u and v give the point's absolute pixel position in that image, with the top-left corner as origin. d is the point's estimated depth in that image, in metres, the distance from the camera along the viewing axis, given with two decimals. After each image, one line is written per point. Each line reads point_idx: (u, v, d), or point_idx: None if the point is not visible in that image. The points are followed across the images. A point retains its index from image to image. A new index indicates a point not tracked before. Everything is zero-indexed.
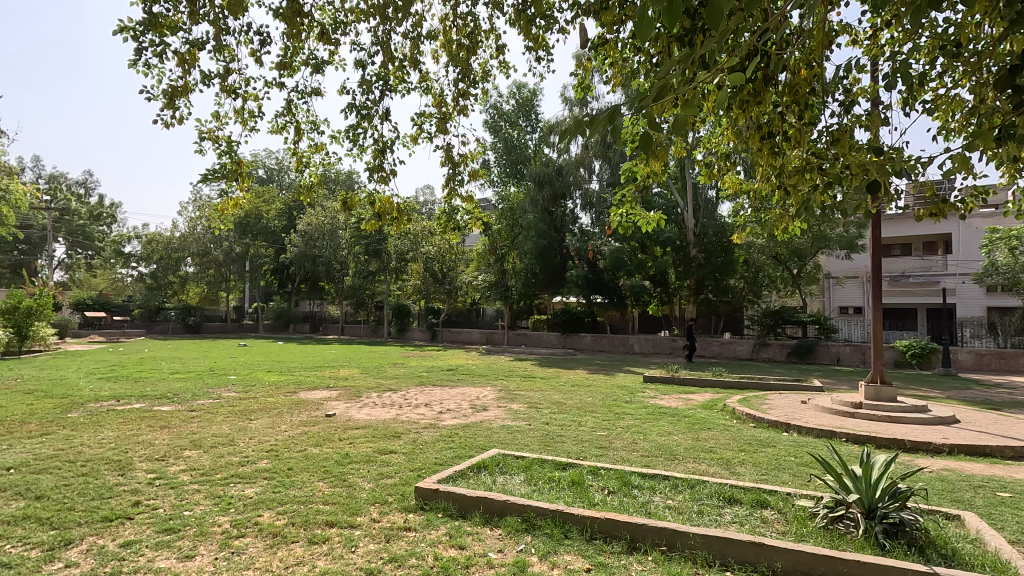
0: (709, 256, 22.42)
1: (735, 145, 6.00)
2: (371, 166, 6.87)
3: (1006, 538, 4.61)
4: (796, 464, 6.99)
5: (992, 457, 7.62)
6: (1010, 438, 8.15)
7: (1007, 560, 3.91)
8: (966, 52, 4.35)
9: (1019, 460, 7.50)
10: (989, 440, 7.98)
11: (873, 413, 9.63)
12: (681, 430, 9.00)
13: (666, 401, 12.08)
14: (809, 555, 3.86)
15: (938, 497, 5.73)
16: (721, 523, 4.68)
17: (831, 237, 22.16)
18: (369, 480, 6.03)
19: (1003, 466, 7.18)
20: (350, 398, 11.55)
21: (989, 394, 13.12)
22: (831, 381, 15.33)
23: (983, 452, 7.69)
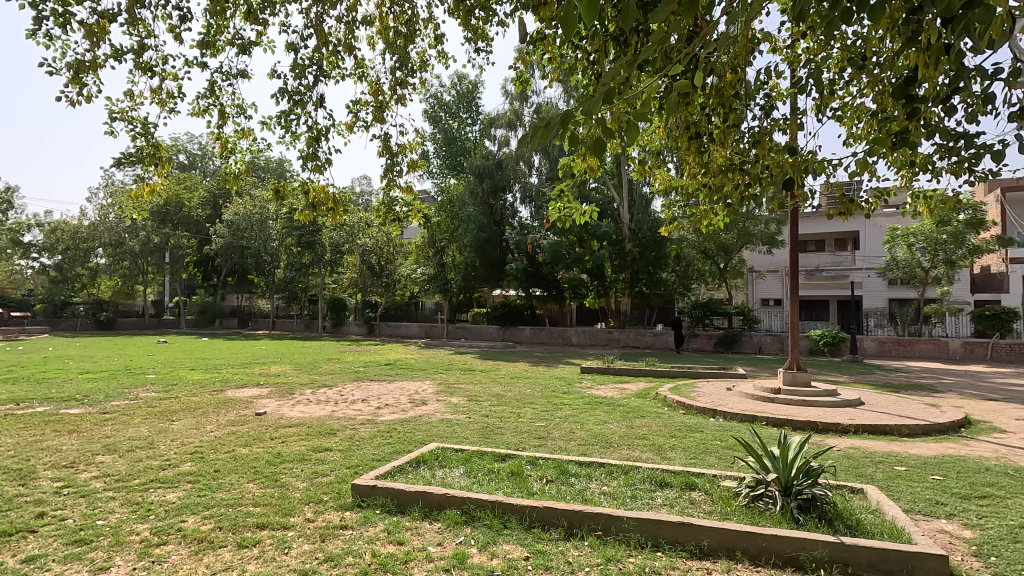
0: (643, 250, 23.15)
1: (666, 143, 6.24)
2: (303, 154, 6.61)
3: (901, 507, 5.11)
4: (721, 447, 7.41)
5: (891, 435, 8.39)
6: (907, 417, 9.00)
7: (902, 527, 4.35)
8: (871, 64, 4.72)
9: (913, 437, 8.31)
10: (889, 420, 8.78)
11: (790, 398, 10.35)
12: (615, 419, 9.31)
13: (602, 391, 12.46)
14: (732, 532, 4.13)
15: (846, 473, 6.26)
16: (652, 506, 4.89)
17: (754, 233, 23.50)
18: (303, 479, 5.84)
19: (900, 442, 7.94)
20: (282, 396, 11.12)
21: (890, 378, 14.38)
22: (754, 369, 16.30)
23: (883, 431, 8.45)
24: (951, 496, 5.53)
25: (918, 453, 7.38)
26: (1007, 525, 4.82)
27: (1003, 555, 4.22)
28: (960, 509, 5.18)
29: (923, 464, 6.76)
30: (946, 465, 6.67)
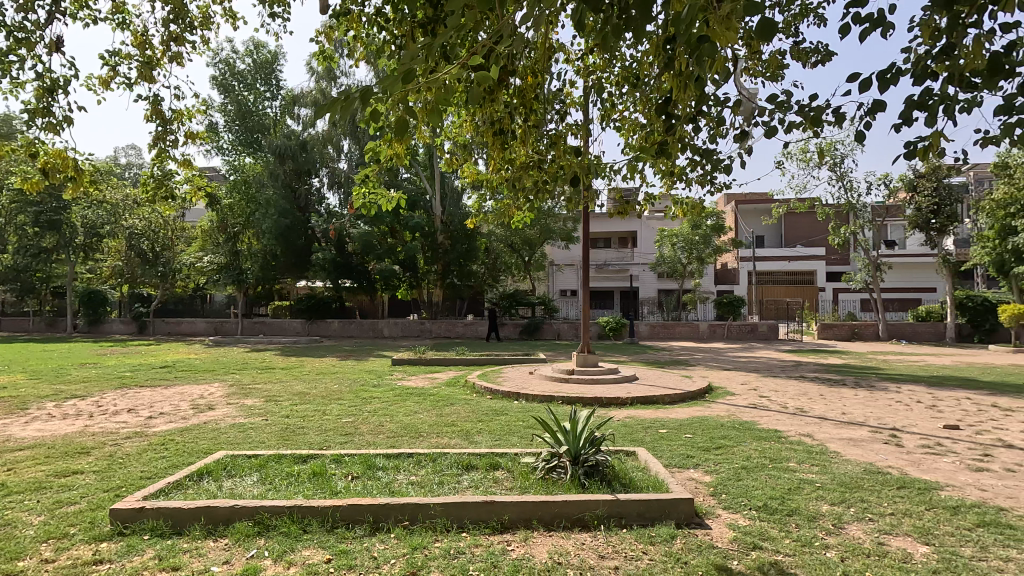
0: (454, 242, 23.58)
1: (472, 137, 6.43)
2: (34, 108, 5.28)
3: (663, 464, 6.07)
4: (522, 427, 7.96)
5: (658, 404, 9.93)
6: (669, 388, 10.73)
7: (662, 480, 5.17)
8: (643, 85, 5.47)
9: (673, 404, 9.95)
10: (656, 391, 10.38)
11: (581, 377, 11.58)
12: (426, 408, 9.38)
13: (413, 382, 12.45)
14: (530, 504, 4.46)
15: (623, 440, 7.23)
16: (458, 490, 5.04)
17: (554, 229, 25.70)
18: (38, 512, 4.71)
19: (664, 409, 9.44)
20: (9, 413, 8.84)
21: (658, 357, 17.00)
22: (553, 353, 17.86)
23: (652, 400, 9.96)
24: (698, 450, 6.75)
25: (676, 417, 8.85)
26: (734, 468, 6.05)
27: (730, 492, 5.28)
28: (703, 460, 6.35)
29: (680, 426, 8.13)
30: (695, 425, 8.12)
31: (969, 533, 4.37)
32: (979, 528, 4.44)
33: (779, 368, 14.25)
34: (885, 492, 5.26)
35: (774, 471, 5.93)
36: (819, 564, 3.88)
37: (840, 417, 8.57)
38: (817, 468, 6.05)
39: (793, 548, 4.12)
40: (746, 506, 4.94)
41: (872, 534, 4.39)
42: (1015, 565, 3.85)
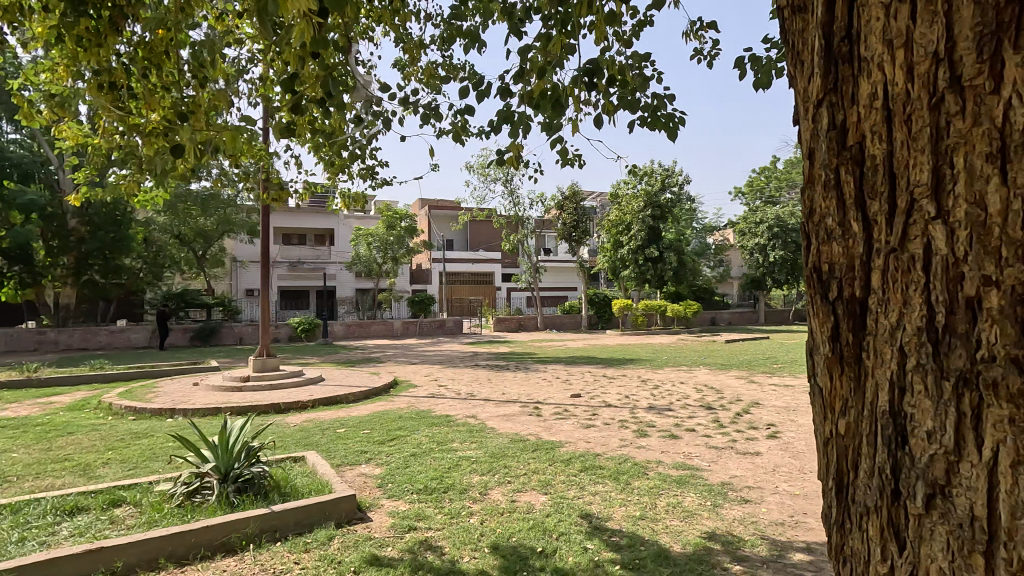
0: (95, 230, 18.54)
1: (75, 84, 4.83)
2: None
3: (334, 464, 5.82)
4: (170, 449, 6.63)
5: (341, 403, 9.65)
6: (354, 386, 10.57)
7: (327, 480, 4.91)
8: None
9: (357, 401, 9.81)
10: (340, 391, 10.08)
11: (258, 384, 10.44)
12: (25, 444, 7.01)
13: (9, 411, 9.21)
14: (156, 540, 3.64)
15: (295, 446, 6.71)
16: (50, 543, 3.78)
17: (235, 221, 22.82)
18: None
19: (346, 408, 9.21)
20: None
21: (349, 355, 16.71)
22: (229, 359, 15.74)
23: (335, 400, 9.62)
24: (372, 444, 6.72)
25: (358, 413, 8.74)
26: (404, 457, 6.20)
27: (395, 482, 5.36)
28: (376, 453, 6.34)
29: (360, 423, 8.02)
30: (374, 419, 8.12)
31: (574, 478, 5.37)
32: (582, 471, 5.52)
33: (458, 358, 15.63)
34: (524, 455, 6.12)
35: (438, 453, 6.33)
36: (461, 532, 4.18)
37: (501, 397, 9.81)
38: (474, 444, 6.70)
39: (441, 523, 4.34)
40: (409, 491, 5.07)
41: (508, 494, 4.97)
42: (599, 496, 4.88)
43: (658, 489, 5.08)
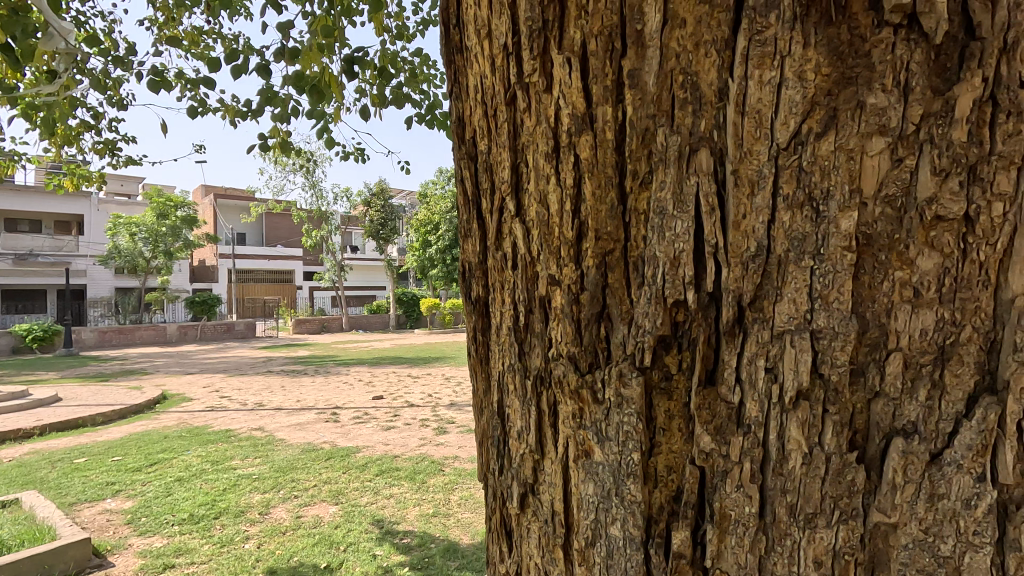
0: None
1: None
2: None
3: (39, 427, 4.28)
4: None
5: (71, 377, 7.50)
6: (92, 362, 8.35)
7: (17, 457, 3.49)
8: None
9: (95, 369, 7.74)
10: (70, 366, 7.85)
11: None
12: None
13: None
14: None
15: None
16: None
17: None
18: None
19: (78, 373, 7.18)
20: None
21: None
22: None
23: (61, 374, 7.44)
24: (117, 393, 5.39)
25: (92, 377, 6.84)
26: (160, 407, 5.04)
27: (141, 427, 4.27)
28: (122, 399, 5.07)
29: (93, 384, 6.26)
30: (126, 379, 6.58)
31: (369, 408, 4.87)
32: (379, 403, 5.05)
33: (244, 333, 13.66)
34: (313, 400, 5.30)
35: (207, 402, 5.29)
36: (221, 457, 3.38)
37: (290, 358, 8.65)
38: (257, 391, 5.78)
39: (197, 453, 3.49)
40: (162, 432, 4.06)
41: (287, 430, 4.15)
42: (394, 419, 4.44)
43: (458, 409, 4.83)
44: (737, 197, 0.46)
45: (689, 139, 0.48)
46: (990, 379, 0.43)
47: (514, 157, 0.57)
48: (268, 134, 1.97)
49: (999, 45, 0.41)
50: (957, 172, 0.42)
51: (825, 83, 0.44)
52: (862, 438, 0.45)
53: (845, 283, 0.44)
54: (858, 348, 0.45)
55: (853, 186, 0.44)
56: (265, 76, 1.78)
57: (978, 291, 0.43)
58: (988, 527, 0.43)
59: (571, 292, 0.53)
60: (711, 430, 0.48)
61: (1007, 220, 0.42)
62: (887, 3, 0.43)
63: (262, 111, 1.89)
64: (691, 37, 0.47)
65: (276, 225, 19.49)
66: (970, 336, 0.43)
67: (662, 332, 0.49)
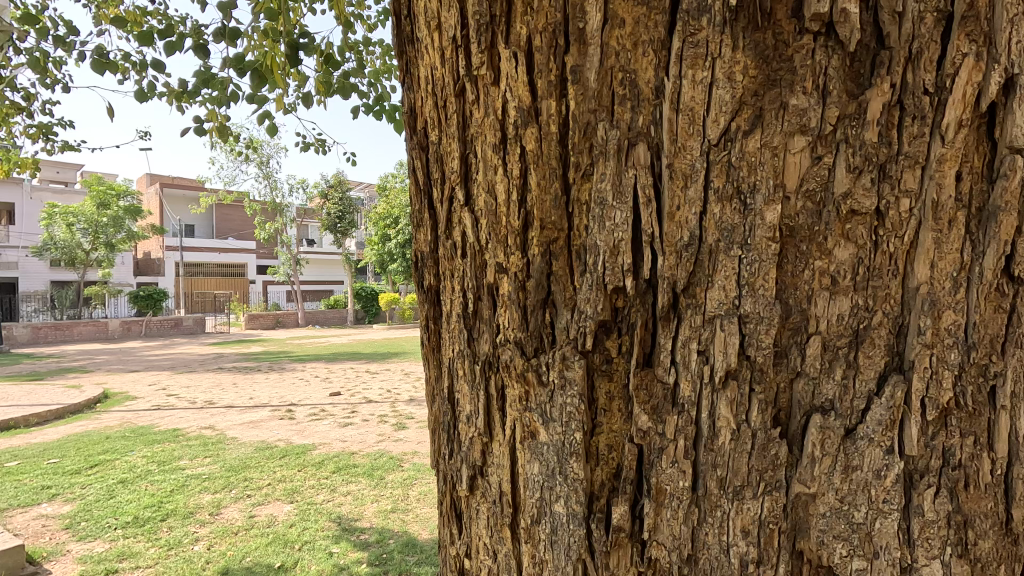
0: None
1: None
2: None
3: None
4: None
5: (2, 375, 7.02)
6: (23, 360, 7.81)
7: None
8: None
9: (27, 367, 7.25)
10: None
11: None
12: None
13: None
14: None
15: None
16: None
17: None
18: None
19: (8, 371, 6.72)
20: None
21: None
22: None
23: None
24: (53, 393, 5.08)
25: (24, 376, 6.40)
26: (101, 407, 4.78)
27: (80, 428, 4.05)
28: (58, 399, 4.79)
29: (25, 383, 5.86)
30: (62, 378, 6.21)
31: (326, 405, 4.77)
32: (336, 400, 4.96)
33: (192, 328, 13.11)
34: (266, 397, 5.14)
35: (153, 401, 5.07)
36: (168, 457, 3.25)
37: (241, 355, 8.35)
38: (206, 390, 5.57)
39: (142, 454, 3.35)
40: (103, 433, 3.86)
41: (240, 429, 4.02)
42: (351, 415, 4.38)
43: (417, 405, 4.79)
44: (670, 192, 0.49)
45: (628, 134, 0.50)
46: (898, 359, 0.47)
47: (463, 149, 0.58)
48: (205, 116, 1.90)
49: (904, 54, 0.45)
50: (868, 171, 0.46)
51: (753, 84, 0.47)
52: (785, 416, 0.49)
53: (768, 272, 0.47)
54: (782, 330, 0.48)
55: (775, 181, 0.47)
56: (204, 57, 1.70)
57: (887, 279, 0.47)
58: (895, 494, 0.47)
59: (518, 279, 0.55)
60: (647, 411, 0.51)
61: (913, 215, 0.46)
62: (808, 11, 0.46)
63: (198, 93, 1.82)
64: (629, 38, 0.49)
65: (227, 217, 18.78)
66: (880, 320, 0.47)
67: (602, 318, 0.51)
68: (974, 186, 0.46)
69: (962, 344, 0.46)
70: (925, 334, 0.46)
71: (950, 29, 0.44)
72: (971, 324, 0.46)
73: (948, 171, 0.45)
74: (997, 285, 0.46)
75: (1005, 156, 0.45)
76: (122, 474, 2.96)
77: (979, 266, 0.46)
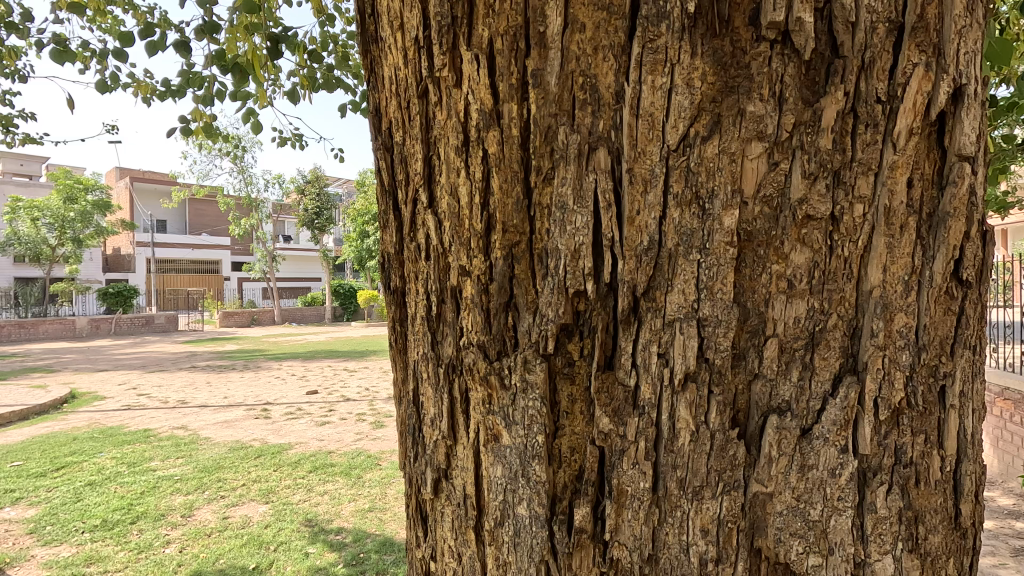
0: None
1: None
2: None
3: None
4: None
5: None
6: None
7: None
8: None
9: None
10: None
11: None
12: None
13: None
14: None
15: None
16: None
17: None
18: None
19: None
20: None
21: None
22: None
23: None
24: (16, 394, 4.91)
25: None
26: (68, 408, 4.65)
27: (46, 429, 3.93)
28: (22, 400, 4.65)
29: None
30: (26, 377, 6.01)
31: (303, 404, 4.71)
32: (313, 399, 4.90)
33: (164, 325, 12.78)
34: (240, 397, 5.05)
35: (122, 401, 4.94)
36: (138, 459, 3.18)
37: (213, 354, 8.16)
38: (179, 389, 5.45)
39: (111, 455, 3.26)
40: (70, 434, 3.75)
41: (212, 429, 3.94)
42: (329, 414, 4.33)
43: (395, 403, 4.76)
44: (631, 196, 0.49)
45: (587, 137, 0.51)
46: (852, 361, 0.48)
47: (426, 151, 0.57)
48: (190, 116, 1.86)
49: (857, 63, 0.46)
50: (823, 177, 0.47)
51: (711, 90, 0.47)
52: (743, 416, 0.50)
53: (727, 276, 0.48)
54: (739, 333, 0.49)
55: (734, 187, 0.48)
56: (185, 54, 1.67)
57: (842, 283, 0.48)
58: (849, 493, 0.48)
59: (480, 282, 0.54)
60: (608, 412, 0.51)
61: (866, 221, 0.47)
62: (763, 19, 0.47)
63: (181, 92, 1.79)
64: (590, 41, 0.50)
65: (200, 212, 18.38)
66: (836, 323, 0.48)
67: (565, 320, 0.52)
68: (924, 192, 0.47)
69: (911, 347, 0.48)
70: (877, 335, 0.47)
71: (900, 39, 0.46)
72: (921, 326, 0.48)
73: (900, 178, 0.46)
74: (946, 288, 0.48)
75: (954, 163, 0.47)
76: (90, 476, 2.88)
77: (929, 270, 0.47)
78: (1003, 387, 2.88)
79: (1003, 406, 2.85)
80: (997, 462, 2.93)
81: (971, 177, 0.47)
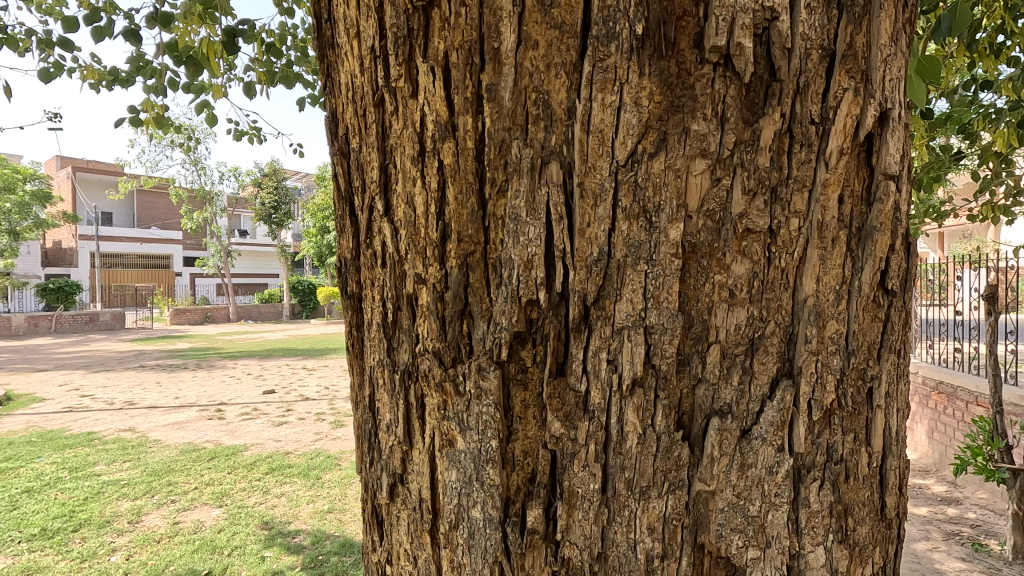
0: None
1: None
2: None
3: None
4: None
5: None
6: None
7: None
8: None
9: None
10: None
11: None
12: None
13: None
14: None
15: None
16: None
17: None
18: None
19: None
20: None
21: None
22: None
23: None
24: None
25: None
26: (5, 411, 4.41)
27: None
28: None
29: None
30: None
31: (259, 404, 4.59)
32: (270, 399, 4.78)
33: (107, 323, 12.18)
34: (191, 397, 4.88)
35: (63, 402, 4.71)
36: (80, 464, 3.03)
37: (159, 352, 7.86)
38: (126, 389, 5.22)
39: (51, 460, 3.10)
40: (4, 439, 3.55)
41: (161, 430, 3.79)
42: (286, 414, 4.23)
43: None
44: (582, 209, 0.51)
45: (540, 152, 0.52)
46: (789, 365, 0.51)
47: (382, 159, 0.57)
48: (141, 107, 1.78)
49: (792, 87, 0.49)
50: (761, 193, 0.50)
51: (656, 109, 0.49)
52: (687, 418, 0.52)
53: (672, 286, 0.50)
54: (685, 340, 0.51)
55: (679, 202, 0.50)
56: (134, 43, 1.59)
57: (780, 292, 0.51)
58: (785, 488, 0.51)
59: (436, 291, 0.55)
60: (560, 418, 0.53)
61: (801, 235, 0.50)
62: (707, 43, 0.49)
63: (129, 82, 1.72)
64: (542, 59, 0.51)
65: (149, 205, 17.62)
66: (773, 330, 0.51)
67: (517, 329, 0.53)
68: (855, 208, 0.51)
69: (842, 351, 0.51)
70: (812, 342, 0.50)
71: (832, 65, 0.49)
72: (851, 332, 0.51)
73: (832, 195, 0.50)
74: (873, 296, 0.51)
75: (881, 180, 0.50)
76: (27, 483, 2.73)
77: (857, 280, 0.51)
78: (937, 381, 3.06)
79: (938, 399, 3.04)
80: (931, 451, 3.11)
81: (895, 194, 0.50)
